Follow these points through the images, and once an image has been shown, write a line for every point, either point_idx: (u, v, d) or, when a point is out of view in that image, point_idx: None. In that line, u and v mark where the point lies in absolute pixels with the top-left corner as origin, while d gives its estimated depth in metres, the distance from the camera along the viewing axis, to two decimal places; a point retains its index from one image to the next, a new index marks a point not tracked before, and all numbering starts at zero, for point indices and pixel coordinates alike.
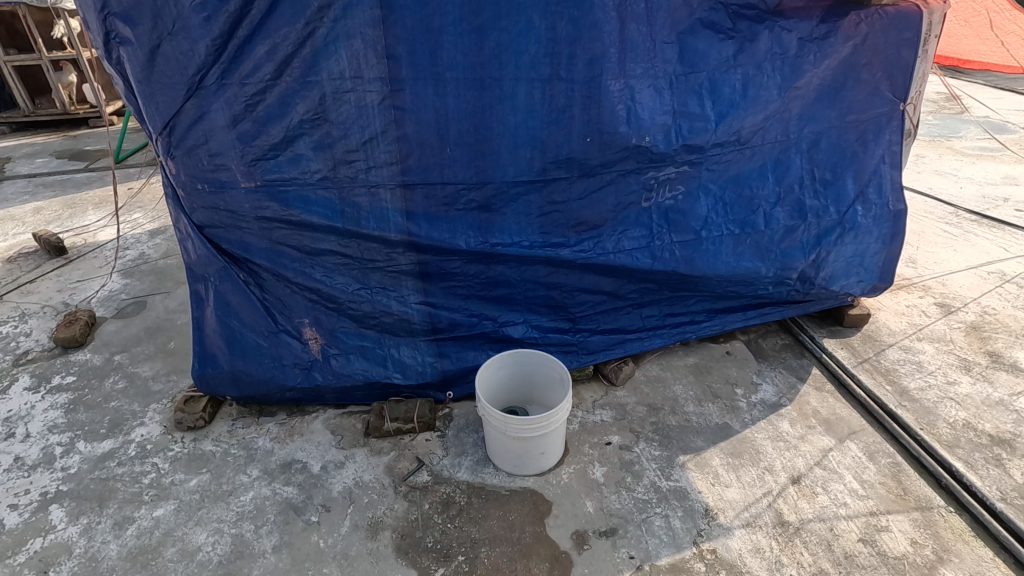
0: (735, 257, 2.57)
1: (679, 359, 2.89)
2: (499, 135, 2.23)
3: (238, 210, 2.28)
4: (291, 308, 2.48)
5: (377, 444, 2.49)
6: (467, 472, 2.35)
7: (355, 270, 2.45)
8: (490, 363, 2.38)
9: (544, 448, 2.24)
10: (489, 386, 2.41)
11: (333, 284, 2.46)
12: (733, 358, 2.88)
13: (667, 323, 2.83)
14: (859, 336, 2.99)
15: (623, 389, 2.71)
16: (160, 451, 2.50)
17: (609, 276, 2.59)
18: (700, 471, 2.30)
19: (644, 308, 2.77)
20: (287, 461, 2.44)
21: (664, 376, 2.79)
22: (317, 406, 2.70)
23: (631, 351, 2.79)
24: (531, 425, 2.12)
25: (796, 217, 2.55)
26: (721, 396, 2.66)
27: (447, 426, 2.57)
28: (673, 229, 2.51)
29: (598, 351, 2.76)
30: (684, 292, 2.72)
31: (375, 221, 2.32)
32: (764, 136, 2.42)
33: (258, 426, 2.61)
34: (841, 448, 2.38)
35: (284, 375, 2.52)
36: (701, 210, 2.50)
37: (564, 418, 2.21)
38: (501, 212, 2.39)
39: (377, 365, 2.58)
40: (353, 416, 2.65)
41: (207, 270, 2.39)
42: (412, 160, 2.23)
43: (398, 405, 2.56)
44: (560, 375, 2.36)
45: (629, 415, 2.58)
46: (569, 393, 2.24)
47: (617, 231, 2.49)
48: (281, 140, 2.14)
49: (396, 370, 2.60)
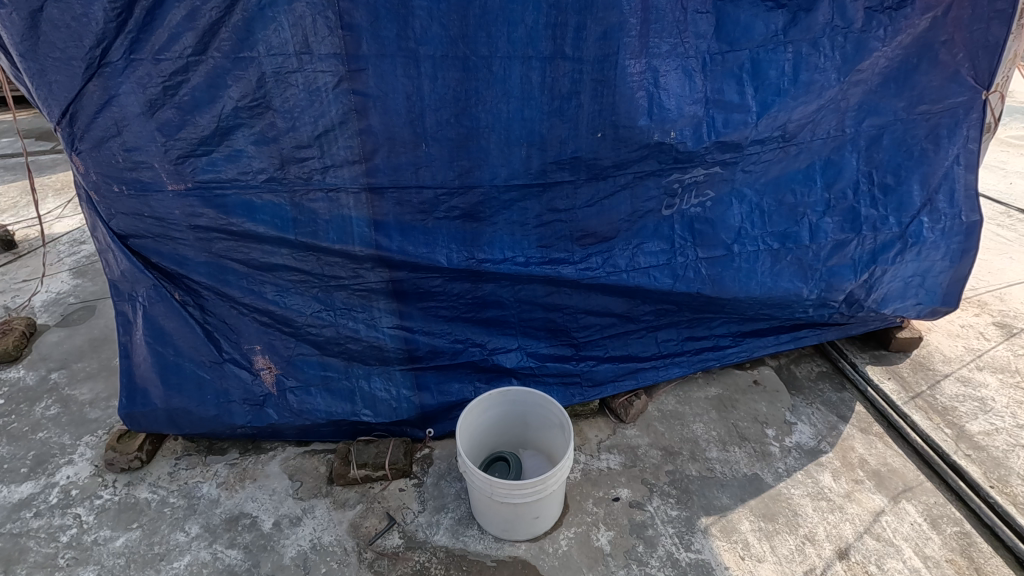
0: (773, 277, 2.13)
1: (699, 390, 2.48)
2: (488, 128, 1.79)
3: (167, 217, 1.86)
4: (238, 332, 2.07)
5: (342, 495, 2.11)
6: (446, 535, 1.97)
7: (315, 289, 2.04)
8: (474, 405, 1.99)
9: (539, 511, 1.84)
10: (473, 430, 2.03)
11: (289, 305, 2.05)
12: (763, 390, 2.48)
13: (687, 349, 2.41)
14: (909, 364, 2.58)
15: (634, 428, 2.31)
16: (86, 499, 2.13)
17: (621, 296, 2.16)
18: (726, 540, 1.91)
19: (660, 332, 2.35)
20: (234, 514, 2.06)
21: (681, 412, 2.38)
22: (276, 443, 2.31)
23: (644, 383, 2.37)
24: (524, 487, 1.72)
25: (848, 229, 2.11)
26: (749, 439, 2.26)
27: (426, 472, 2.18)
28: (699, 243, 2.07)
29: (605, 382, 2.34)
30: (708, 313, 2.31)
31: (335, 233, 1.90)
32: (814, 131, 1.98)
33: (205, 468, 2.23)
34: (896, 511, 1.98)
35: (230, 413, 2.11)
36: (733, 219, 2.07)
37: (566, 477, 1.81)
38: (490, 221, 1.96)
39: (343, 400, 2.18)
40: (317, 456, 2.26)
41: (133, 288, 1.97)
42: (378, 158, 1.79)
43: (367, 447, 2.17)
44: (561, 419, 1.96)
45: (640, 463, 2.18)
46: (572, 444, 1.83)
47: (631, 244, 2.05)
48: (213, 132, 1.71)
49: (365, 407, 2.19)
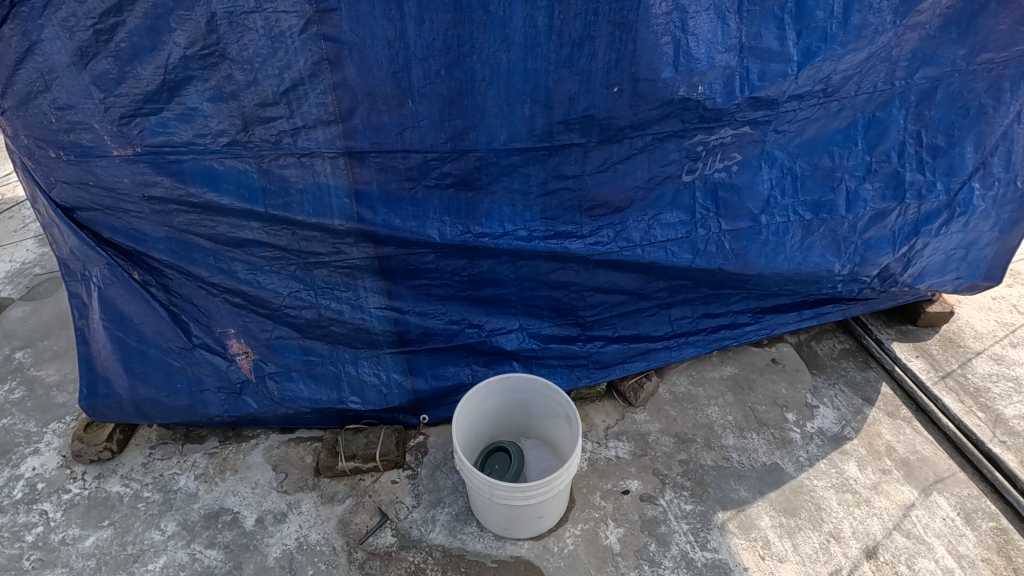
0: (803, 251, 1.92)
1: (713, 370, 2.31)
2: (485, 82, 1.54)
3: (115, 187, 1.62)
4: (209, 315, 1.86)
5: (330, 488, 1.95)
6: (443, 533, 1.82)
7: (292, 266, 1.83)
8: (472, 394, 1.81)
9: (543, 511, 1.69)
10: (471, 420, 1.86)
11: (263, 284, 1.84)
12: (781, 371, 2.31)
13: (702, 327, 2.23)
14: (939, 341, 2.39)
15: (644, 413, 2.15)
16: (53, 493, 1.97)
17: (632, 272, 1.95)
18: (745, 538, 1.77)
19: (674, 309, 2.16)
20: (213, 510, 1.91)
21: (694, 394, 2.22)
22: (258, 430, 2.14)
23: (655, 364, 2.19)
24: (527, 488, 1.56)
25: (890, 197, 1.88)
26: (767, 424, 2.10)
27: (420, 462, 2.02)
28: (722, 213, 1.85)
29: (614, 364, 2.16)
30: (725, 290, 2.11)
31: (312, 205, 1.67)
32: (860, 84, 1.72)
33: (182, 458, 2.06)
34: (927, 505, 1.84)
35: (204, 403, 1.92)
36: (761, 186, 1.84)
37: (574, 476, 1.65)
38: (488, 189, 1.72)
39: (329, 386, 2.00)
40: (302, 445, 2.09)
41: (85, 267, 1.74)
42: (357, 118, 1.55)
43: (356, 437, 2.01)
44: (568, 410, 1.79)
45: (651, 452, 2.02)
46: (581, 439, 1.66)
47: (647, 214, 1.83)
48: (160, 86, 1.47)
49: (352, 393, 2.01)
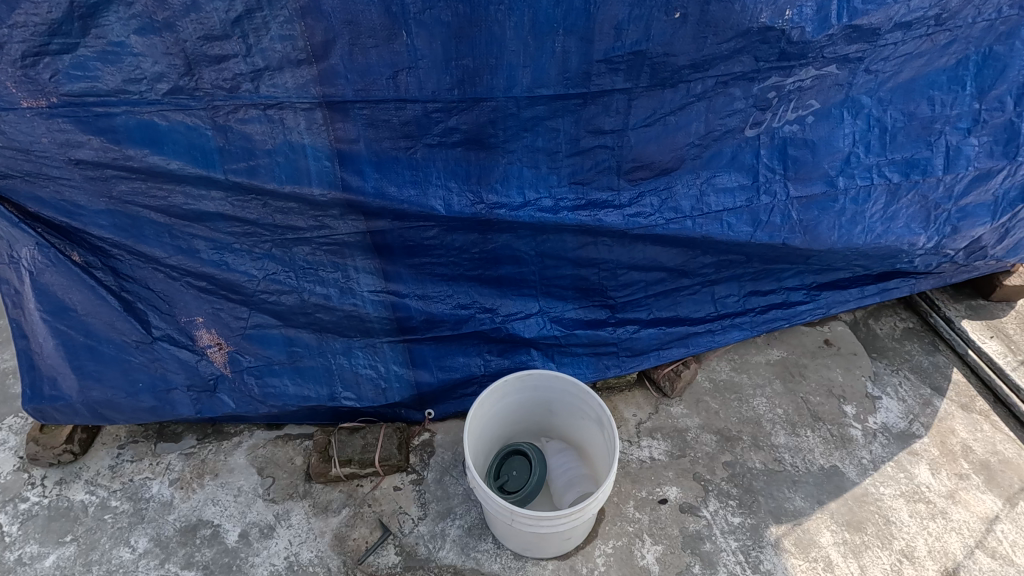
0: (885, 222, 1.58)
1: (758, 354, 2.03)
2: (505, 7, 1.19)
3: (33, 148, 1.29)
4: (171, 302, 1.56)
5: (324, 496, 1.71)
6: (454, 551, 1.59)
7: (267, 243, 1.52)
8: (486, 394, 1.53)
9: (572, 533, 1.45)
10: (483, 423, 1.59)
11: (232, 265, 1.53)
12: (835, 355, 2.03)
13: (750, 307, 1.93)
14: (1016, 318, 2.08)
15: (680, 405, 1.88)
16: (8, 502, 1.72)
17: (675, 247, 1.66)
18: (804, 558, 1.53)
19: (718, 287, 1.86)
20: (191, 522, 1.67)
21: (737, 383, 1.95)
22: (241, 426, 1.89)
23: (694, 351, 1.89)
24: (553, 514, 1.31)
25: (999, 154, 1.54)
26: (823, 419, 1.83)
27: (426, 465, 1.77)
28: (791, 176, 1.51)
29: (648, 351, 1.87)
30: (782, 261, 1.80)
31: (284, 170, 1.33)
32: (979, 9, 1.39)
33: (154, 461, 1.81)
34: (1013, 518, 1.60)
35: (171, 405, 1.63)
36: (842, 141, 1.49)
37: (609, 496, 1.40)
38: (504, 148, 1.38)
39: (317, 381, 1.71)
40: (291, 443, 1.84)
41: (12, 247, 1.43)
42: (335, 55, 1.21)
43: (352, 438, 1.74)
44: (600, 414, 1.52)
45: (691, 453, 1.76)
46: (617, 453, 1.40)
47: (699, 178, 1.49)
48: (68, 14, 1.14)
49: (345, 389, 1.73)
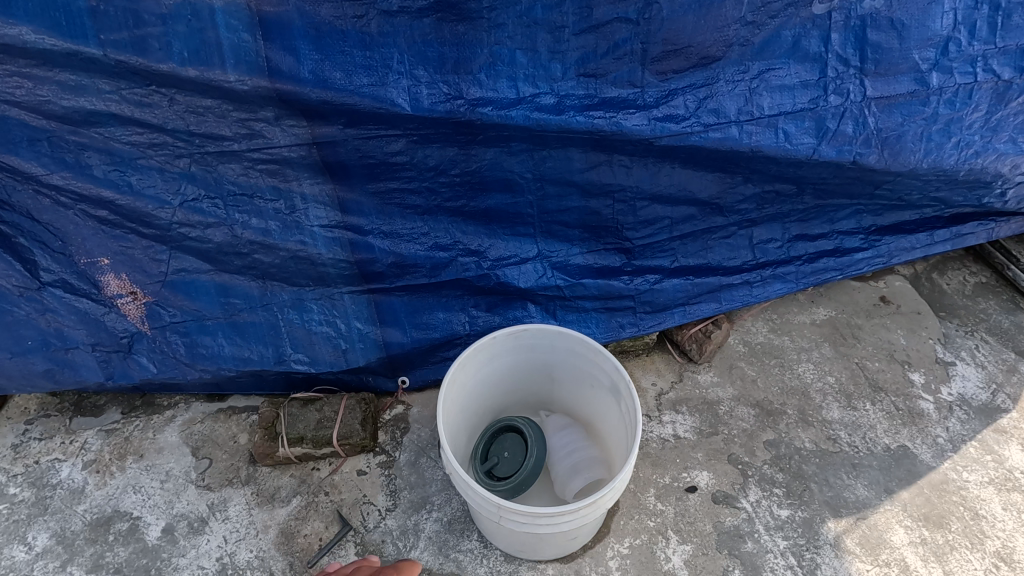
0: (983, 133, 1.28)
1: (802, 313, 1.69)
2: None
3: None
4: (65, 237, 1.22)
5: (271, 483, 1.39)
6: (429, 552, 1.27)
7: (182, 159, 1.17)
8: (467, 356, 1.18)
9: (578, 532, 1.12)
10: (464, 393, 1.25)
11: (139, 189, 1.18)
12: (895, 314, 1.68)
13: (797, 255, 1.57)
14: None
15: (709, 373, 1.55)
16: None
17: (712, 168, 1.31)
18: (873, 561, 1.21)
19: (758, 229, 1.51)
20: (105, 514, 1.35)
21: (778, 346, 1.61)
22: (177, 397, 1.56)
23: (727, 308, 1.55)
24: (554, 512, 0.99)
25: None
26: (886, 389, 1.50)
27: (398, 445, 1.44)
28: (870, 70, 1.18)
29: (671, 307, 1.52)
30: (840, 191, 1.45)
31: (187, 44, 1.02)
32: None
33: (68, 439, 1.48)
34: None
35: (75, 368, 1.30)
36: (942, 23, 1.15)
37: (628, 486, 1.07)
38: (488, 20, 1.07)
39: (260, 341, 1.38)
40: (236, 418, 1.52)
41: None
42: None
43: (305, 412, 1.41)
44: (614, 380, 1.18)
45: (724, 431, 1.43)
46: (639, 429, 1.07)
47: (750, 71, 1.15)
48: None
49: (296, 350, 1.40)
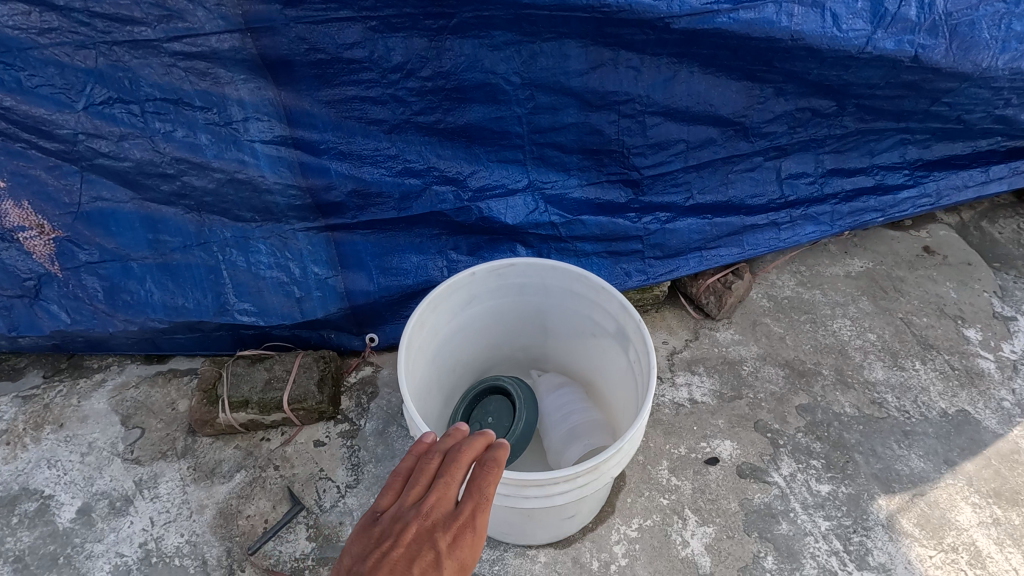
0: None
1: (835, 265, 1.47)
2: None
3: None
4: None
5: (211, 456, 1.17)
6: None
7: (86, 50, 0.95)
8: (439, 296, 0.96)
9: (577, 509, 0.90)
10: (438, 344, 1.03)
11: (33, 89, 0.96)
12: (942, 265, 1.46)
13: (833, 193, 1.35)
14: None
15: (730, 331, 1.33)
16: None
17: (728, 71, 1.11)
18: (936, 546, 0.99)
19: (787, 160, 1.29)
20: (10, 492, 1.13)
21: (808, 301, 1.39)
22: (109, 359, 1.33)
23: (750, 253, 1.32)
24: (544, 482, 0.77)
25: None
26: (938, 347, 1.28)
27: (364, 413, 1.22)
28: None
29: (686, 252, 1.30)
30: (891, 107, 1.23)
31: None
32: None
33: None
34: None
35: None
36: None
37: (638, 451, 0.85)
38: None
39: (196, 287, 1.15)
40: (176, 382, 1.30)
41: None
42: None
43: (251, 372, 1.18)
44: (620, 325, 0.96)
45: (749, 394, 1.21)
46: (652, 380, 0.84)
47: None
48: None
49: (240, 298, 1.18)
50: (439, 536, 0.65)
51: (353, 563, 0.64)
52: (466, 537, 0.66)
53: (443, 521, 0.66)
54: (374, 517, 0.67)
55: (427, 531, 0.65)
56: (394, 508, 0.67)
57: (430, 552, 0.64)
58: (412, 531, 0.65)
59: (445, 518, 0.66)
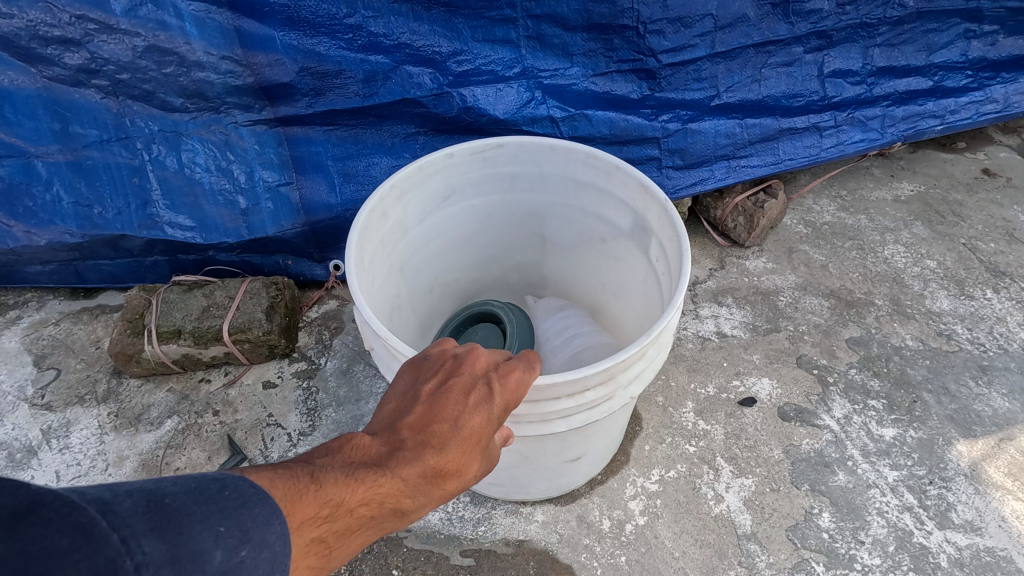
0: None
1: (881, 189, 1.26)
2: None
3: None
4: None
5: (138, 400, 0.96)
6: None
7: None
8: (407, 181, 0.75)
9: (581, 447, 0.70)
10: (409, 250, 0.82)
11: None
12: (1006, 188, 1.25)
13: (884, 95, 1.14)
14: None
15: (760, 258, 1.12)
16: None
17: None
18: None
19: (833, 51, 1.08)
20: None
21: (852, 226, 1.18)
22: (23, 291, 1.12)
23: (783, 165, 1.13)
24: (539, 397, 0.57)
25: None
26: (1010, 275, 1.07)
27: (325, 349, 1.01)
28: None
29: (710, 161, 1.11)
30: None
31: None
32: None
33: None
34: None
35: None
36: None
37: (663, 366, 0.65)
38: None
39: (115, 192, 0.95)
40: (102, 317, 1.08)
41: None
42: None
43: (186, 298, 0.98)
44: (639, 215, 0.76)
45: (787, 327, 1.01)
46: (683, 269, 0.64)
47: None
48: None
49: (172, 208, 0.98)
50: (497, 375, 0.51)
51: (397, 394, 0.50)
52: (522, 386, 0.52)
53: (498, 364, 0.52)
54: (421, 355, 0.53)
55: (481, 370, 0.51)
56: (443, 347, 0.53)
57: (486, 387, 0.50)
58: (465, 370, 0.51)
59: (502, 360, 0.53)
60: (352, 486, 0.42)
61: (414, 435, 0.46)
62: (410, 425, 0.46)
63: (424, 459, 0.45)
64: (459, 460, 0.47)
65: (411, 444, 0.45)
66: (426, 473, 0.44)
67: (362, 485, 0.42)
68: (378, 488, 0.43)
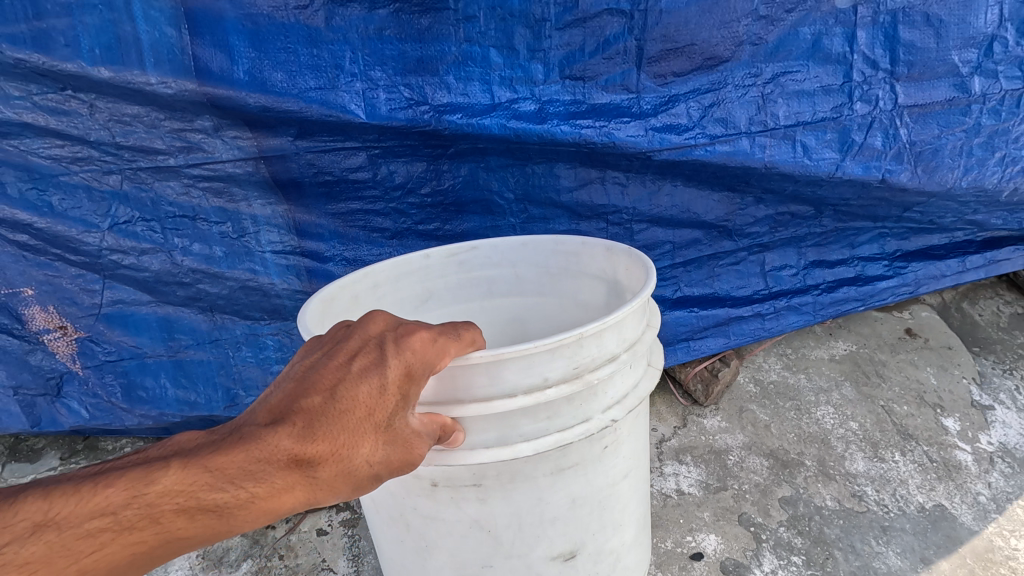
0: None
1: (819, 348, 1.56)
2: None
3: None
4: None
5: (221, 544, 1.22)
6: None
7: (114, 176, 1.02)
8: (383, 274, 0.94)
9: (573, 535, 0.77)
10: None
11: (65, 211, 1.03)
12: (923, 349, 1.52)
13: (815, 286, 1.41)
14: None
15: (716, 417, 1.41)
16: None
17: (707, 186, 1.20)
18: None
19: (770, 255, 1.35)
20: None
21: (793, 386, 1.47)
22: (125, 440, 1.39)
23: (732, 342, 1.40)
24: (499, 399, 0.64)
25: None
26: (917, 438, 1.32)
27: None
28: (902, 73, 1.15)
29: (674, 343, 1.39)
30: (865, 213, 1.31)
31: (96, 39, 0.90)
32: None
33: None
34: None
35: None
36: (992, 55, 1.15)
37: (647, 393, 0.75)
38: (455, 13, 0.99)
39: (207, 383, 1.22)
40: None
41: None
42: None
43: None
44: (611, 281, 0.94)
45: (733, 486, 1.26)
46: (648, 279, 0.78)
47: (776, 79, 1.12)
48: None
49: (250, 392, 1.25)
50: (388, 339, 0.57)
51: (282, 377, 0.54)
52: (429, 347, 0.58)
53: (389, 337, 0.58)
54: (319, 340, 0.59)
55: (371, 341, 0.57)
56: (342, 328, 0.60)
57: (375, 351, 0.56)
58: (355, 343, 0.57)
59: (400, 329, 0.59)
60: (103, 490, 0.43)
61: (273, 415, 0.49)
62: (274, 408, 0.50)
63: (265, 437, 0.47)
64: (328, 436, 0.49)
65: (264, 423, 0.48)
66: (276, 454, 0.46)
67: (109, 488, 0.43)
68: (183, 477, 0.44)
